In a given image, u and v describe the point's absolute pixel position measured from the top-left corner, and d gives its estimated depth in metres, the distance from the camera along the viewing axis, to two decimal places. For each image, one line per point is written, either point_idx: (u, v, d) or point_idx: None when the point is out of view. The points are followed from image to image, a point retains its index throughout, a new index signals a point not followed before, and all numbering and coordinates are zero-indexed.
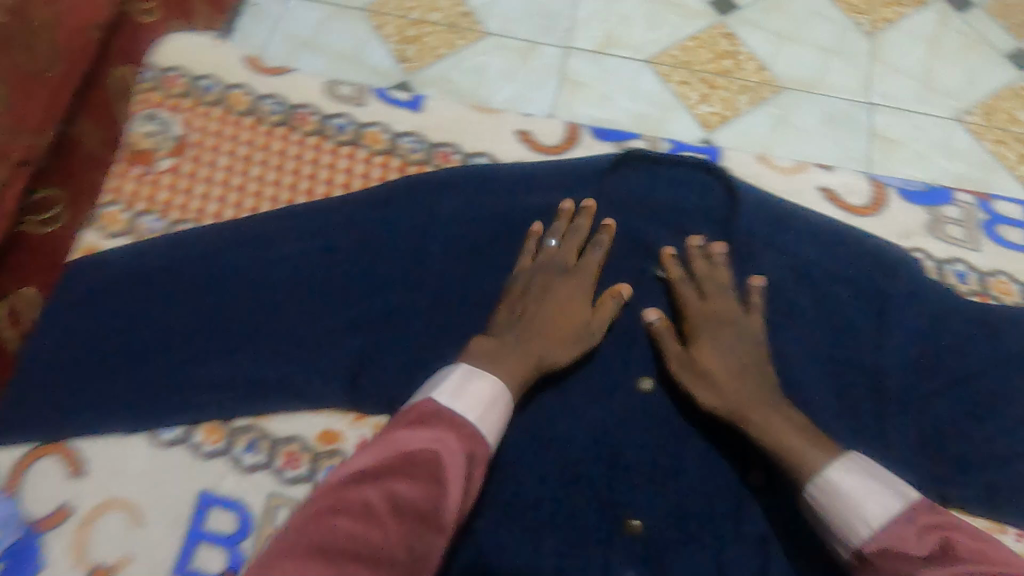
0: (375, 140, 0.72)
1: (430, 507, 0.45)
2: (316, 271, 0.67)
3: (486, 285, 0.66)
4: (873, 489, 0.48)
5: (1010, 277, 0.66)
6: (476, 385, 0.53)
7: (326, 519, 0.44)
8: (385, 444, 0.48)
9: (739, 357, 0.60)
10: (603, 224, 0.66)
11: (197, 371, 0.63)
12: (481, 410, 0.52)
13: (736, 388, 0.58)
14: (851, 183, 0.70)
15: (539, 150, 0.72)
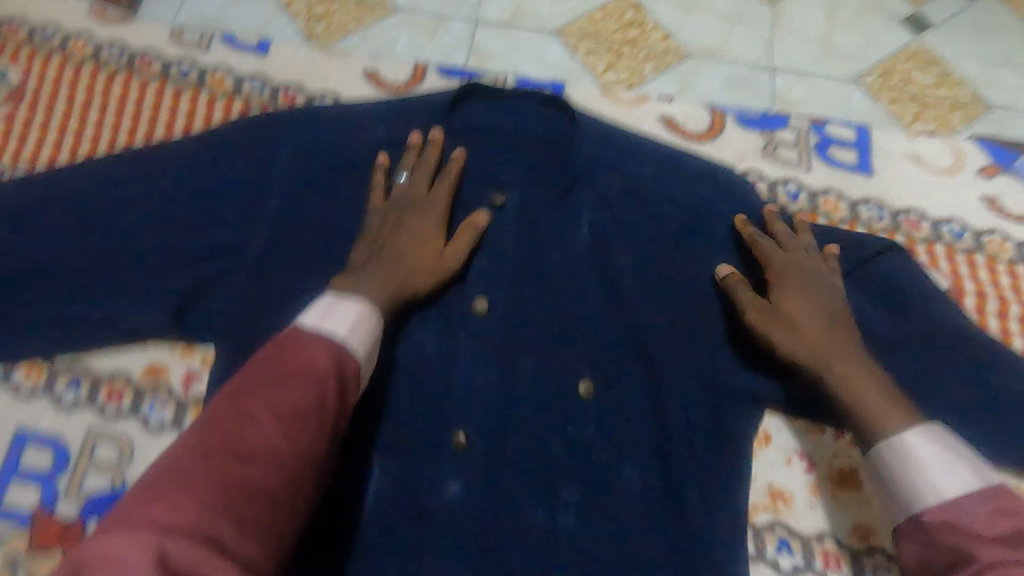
0: (218, 83, 0.72)
1: (313, 407, 0.47)
2: (137, 207, 0.63)
3: (321, 216, 0.64)
4: (948, 465, 0.49)
5: (838, 195, 0.68)
6: (345, 308, 0.53)
7: (211, 442, 0.44)
8: (264, 358, 0.49)
9: (819, 307, 0.59)
10: (453, 156, 0.66)
11: (13, 311, 0.60)
12: (349, 328, 0.52)
13: (815, 334, 0.57)
14: (690, 111, 0.72)
15: (383, 87, 0.72)
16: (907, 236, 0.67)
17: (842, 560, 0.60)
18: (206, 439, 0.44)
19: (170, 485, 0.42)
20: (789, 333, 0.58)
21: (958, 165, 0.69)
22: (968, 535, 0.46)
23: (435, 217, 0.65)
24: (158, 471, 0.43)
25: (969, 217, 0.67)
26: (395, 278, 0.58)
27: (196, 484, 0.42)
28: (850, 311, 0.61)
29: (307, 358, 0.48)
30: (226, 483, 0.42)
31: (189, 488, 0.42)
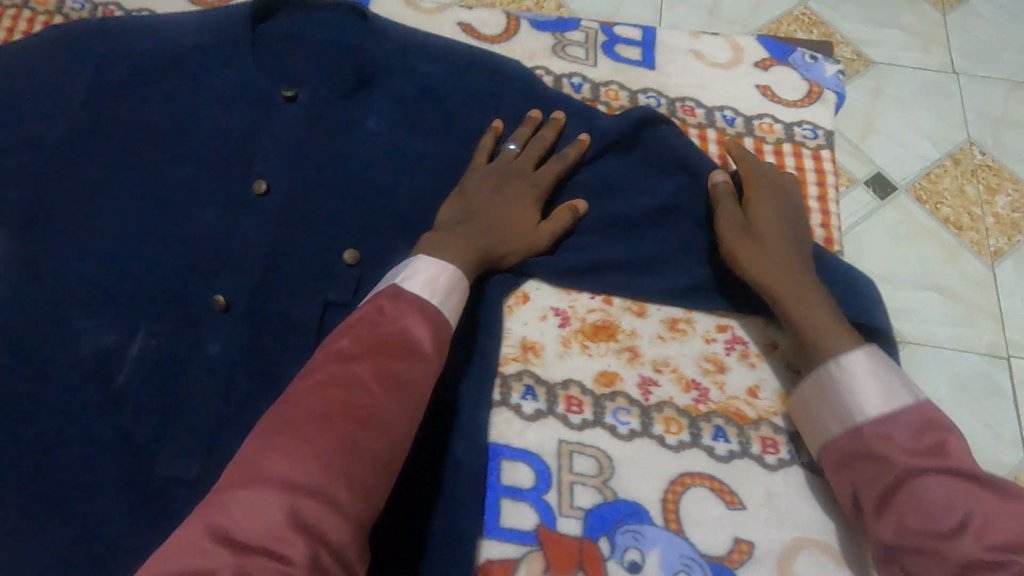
0: (41, 3, 0.76)
1: (414, 372, 0.48)
2: None
3: (114, 110, 0.67)
4: (882, 384, 0.49)
5: (620, 85, 0.71)
6: (417, 267, 0.53)
7: (362, 373, 0.46)
8: (367, 325, 0.49)
9: (796, 229, 0.58)
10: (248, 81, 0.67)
11: None
12: (442, 294, 0.52)
13: (783, 252, 0.56)
14: (486, 17, 0.76)
15: (197, 3, 0.77)
16: (682, 120, 0.69)
17: (586, 405, 0.56)
18: (316, 402, 0.45)
19: (349, 428, 0.44)
20: (753, 243, 0.57)
21: (736, 58, 0.73)
22: (898, 453, 0.46)
23: (224, 109, 0.68)
24: (302, 431, 0.43)
25: (743, 102, 0.70)
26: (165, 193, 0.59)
27: (282, 449, 0.42)
28: (749, 161, 0.62)
29: (412, 318, 0.50)
30: (343, 431, 0.43)
31: (286, 454, 0.42)
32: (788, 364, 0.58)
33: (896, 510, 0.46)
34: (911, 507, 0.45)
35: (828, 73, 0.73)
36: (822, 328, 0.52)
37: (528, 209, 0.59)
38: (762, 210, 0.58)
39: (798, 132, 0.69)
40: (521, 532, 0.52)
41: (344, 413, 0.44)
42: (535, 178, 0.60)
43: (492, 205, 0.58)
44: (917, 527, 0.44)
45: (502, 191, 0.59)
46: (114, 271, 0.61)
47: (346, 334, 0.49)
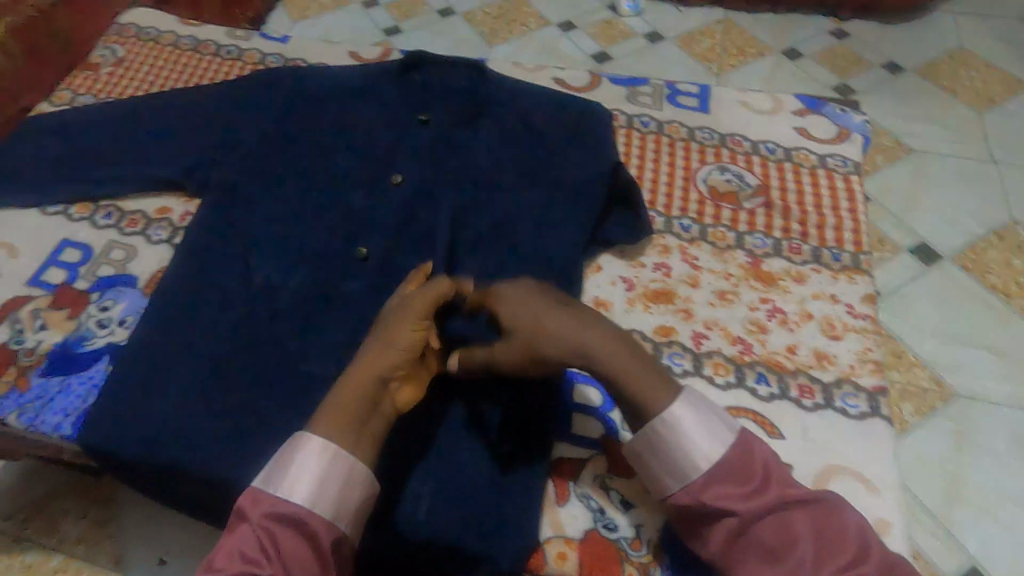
0: (250, 57, 1.05)
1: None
2: (173, 109, 0.90)
3: (291, 119, 0.89)
4: (703, 430, 0.54)
5: (680, 123, 0.90)
6: (302, 458, 0.53)
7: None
8: (231, 538, 0.52)
9: (547, 314, 0.58)
10: (423, 119, 0.89)
11: (79, 164, 0.86)
12: (312, 494, 0.52)
13: (551, 323, 0.58)
14: (575, 75, 0.98)
15: (360, 60, 1.03)
16: (731, 149, 0.86)
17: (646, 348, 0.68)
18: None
19: None
20: (528, 332, 0.58)
21: (777, 107, 0.90)
22: (738, 502, 0.52)
23: (374, 124, 0.89)
24: None
25: (782, 138, 0.87)
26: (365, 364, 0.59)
27: None
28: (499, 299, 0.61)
29: (281, 524, 0.51)
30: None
31: None
32: (822, 330, 0.68)
33: (733, 537, 0.52)
34: (755, 548, 0.51)
35: (855, 121, 0.89)
36: (650, 393, 0.55)
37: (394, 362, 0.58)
38: (540, 315, 0.58)
39: (830, 161, 0.84)
40: (590, 438, 0.65)
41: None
42: (507, 346, 0.59)
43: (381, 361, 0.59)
44: (754, 563, 0.51)
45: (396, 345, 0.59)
46: (285, 229, 0.80)
47: (245, 536, 0.51)
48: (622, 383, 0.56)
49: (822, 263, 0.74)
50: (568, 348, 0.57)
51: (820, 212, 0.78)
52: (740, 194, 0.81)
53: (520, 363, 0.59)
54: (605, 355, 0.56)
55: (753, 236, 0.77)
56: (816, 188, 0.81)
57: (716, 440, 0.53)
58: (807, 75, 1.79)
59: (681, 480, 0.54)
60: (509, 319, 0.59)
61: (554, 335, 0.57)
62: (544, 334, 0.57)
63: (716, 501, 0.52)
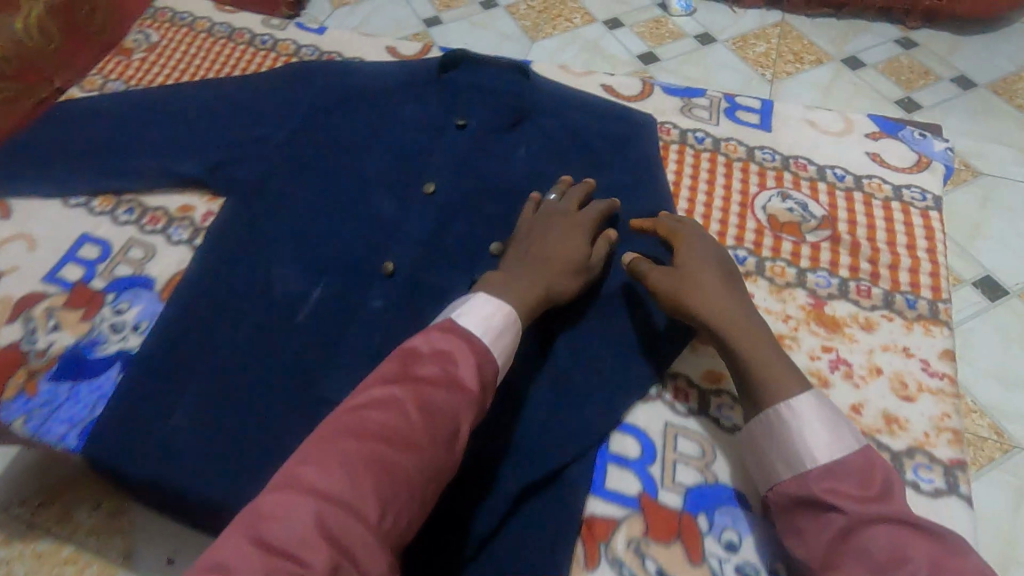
0: (284, 48, 1.00)
1: (436, 418, 0.50)
2: (201, 102, 0.86)
3: (322, 120, 0.84)
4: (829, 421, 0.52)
5: (738, 141, 0.82)
6: (483, 303, 0.57)
7: (396, 397, 0.50)
8: (404, 363, 0.53)
9: (720, 276, 0.62)
10: (459, 123, 0.83)
11: (99, 155, 0.82)
12: (493, 336, 0.56)
13: (711, 284, 0.61)
14: (626, 82, 0.91)
15: (396, 56, 0.98)
16: (794, 174, 0.78)
17: (692, 397, 0.65)
18: (361, 416, 0.50)
19: (372, 459, 0.47)
20: (685, 286, 0.62)
21: (848, 129, 0.82)
22: (848, 501, 0.49)
23: (411, 128, 0.84)
24: (392, 424, 0.49)
25: (853, 165, 0.78)
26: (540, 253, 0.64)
27: (371, 434, 0.48)
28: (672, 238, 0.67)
29: (464, 366, 0.52)
30: (380, 461, 0.47)
31: (379, 438, 0.48)
32: (893, 389, 0.61)
33: (838, 535, 0.48)
34: (857, 556, 0.47)
35: (937, 149, 0.80)
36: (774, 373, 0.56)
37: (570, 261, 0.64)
38: (704, 273, 0.62)
39: (907, 193, 0.75)
40: (626, 495, 0.60)
41: (386, 438, 0.48)
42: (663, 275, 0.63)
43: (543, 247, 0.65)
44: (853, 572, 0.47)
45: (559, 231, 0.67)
46: (309, 237, 0.76)
47: (436, 348, 0.53)
48: (747, 354, 0.57)
49: (894, 310, 0.66)
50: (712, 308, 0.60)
51: (894, 252, 0.70)
52: (803, 226, 0.73)
53: (666, 291, 0.62)
54: (738, 326, 0.59)
55: (816, 274, 0.69)
56: (890, 223, 0.73)
57: (844, 437, 0.51)
58: (869, 86, 1.67)
59: (791, 463, 0.53)
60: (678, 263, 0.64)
61: (711, 298, 0.60)
62: (706, 290, 0.61)
63: (825, 493, 0.50)
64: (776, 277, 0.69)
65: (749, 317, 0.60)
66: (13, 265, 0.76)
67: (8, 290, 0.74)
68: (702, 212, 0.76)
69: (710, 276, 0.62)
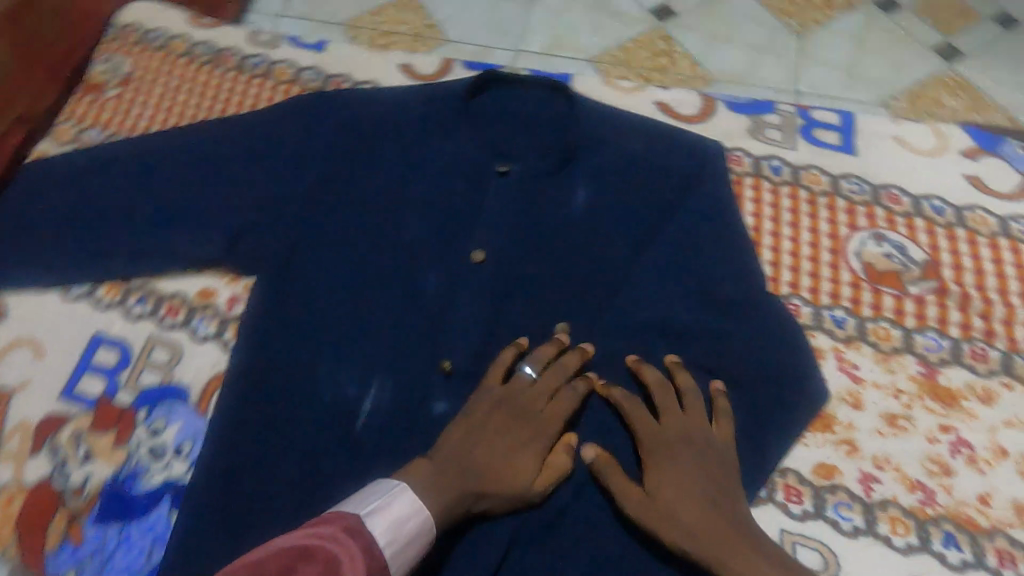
0: (282, 74, 0.87)
1: None
2: (199, 161, 0.74)
3: (349, 179, 0.75)
4: None
5: (821, 170, 0.73)
6: (402, 498, 0.51)
7: (296, 572, 0.42)
8: (317, 536, 0.45)
9: (702, 485, 0.56)
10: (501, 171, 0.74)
11: (89, 237, 0.71)
12: (401, 545, 0.48)
13: (692, 511, 0.55)
14: (683, 98, 0.80)
15: (413, 78, 0.85)
16: (888, 208, 0.70)
17: (806, 496, 0.57)
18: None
19: None
20: (666, 526, 0.55)
21: (941, 147, 0.73)
22: None
23: (450, 180, 0.74)
24: None
25: (952, 192, 0.70)
26: (477, 464, 0.57)
27: None
28: (634, 414, 0.60)
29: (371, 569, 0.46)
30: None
31: None
32: (1020, 473, 0.57)
33: None
34: None
35: None
36: None
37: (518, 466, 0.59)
38: (680, 485, 0.56)
39: (1015, 227, 0.68)
40: None
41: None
42: (644, 498, 0.56)
43: (492, 454, 0.59)
44: None
45: (506, 433, 0.60)
46: (353, 324, 0.68)
47: (359, 541, 0.46)
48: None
49: (1013, 377, 0.60)
50: (693, 528, 0.54)
51: (1007, 302, 0.64)
52: (904, 276, 0.66)
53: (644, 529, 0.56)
54: (720, 542, 0.54)
55: (924, 335, 0.63)
56: (1000, 266, 0.66)
57: None
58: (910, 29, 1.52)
59: None
60: (656, 463, 0.58)
61: (694, 519, 0.55)
62: (687, 523, 0.55)
63: None
64: (882, 341, 0.63)
65: (739, 533, 0.54)
66: (21, 379, 0.67)
67: (23, 413, 0.65)
68: (791, 263, 0.68)
69: (699, 496, 0.56)
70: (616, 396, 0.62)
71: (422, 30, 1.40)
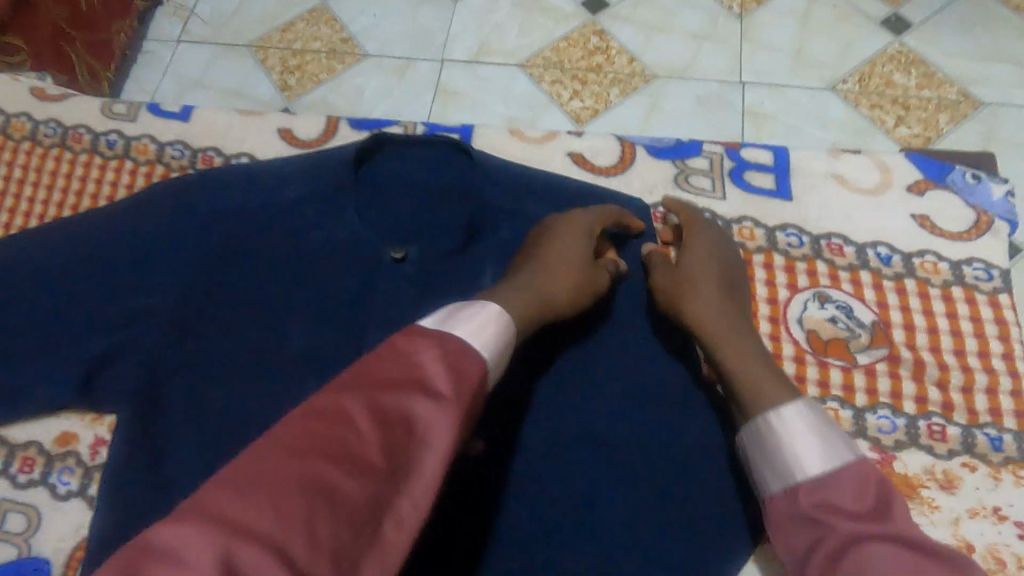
0: (142, 152, 0.75)
1: (395, 468, 0.35)
2: (33, 278, 0.63)
3: (224, 283, 0.65)
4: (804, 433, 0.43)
5: (754, 222, 0.65)
6: (480, 308, 0.44)
7: (351, 408, 0.36)
8: (367, 359, 0.39)
9: (724, 301, 0.55)
10: (395, 258, 0.65)
11: None
12: (487, 333, 0.42)
13: (708, 311, 0.55)
14: (598, 145, 0.71)
15: (294, 144, 0.74)
16: (829, 262, 0.62)
17: None
18: (306, 425, 0.35)
19: (295, 489, 0.33)
20: (685, 293, 0.56)
21: (885, 182, 0.65)
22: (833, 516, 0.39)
23: (340, 272, 0.65)
24: (346, 462, 0.34)
25: (899, 237, 0.63)
26: (535, 287, 0.51)
27: (307, 454, 0.34)
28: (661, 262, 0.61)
29: (431, 351, 0.39)
30: (321, 489, 0.33)
31: (310, 457, 0.34)
32: (990, 573, 0.51)
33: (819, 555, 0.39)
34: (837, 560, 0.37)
35: (995, 195, 0.64)
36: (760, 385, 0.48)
37: (575, 263, 0.55)
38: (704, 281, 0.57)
39: (968, 273, 0.61)
40: None
41: (332, 456, 0.34)
42: (672, 281, 0.58)
43: (546, 265, 0.54)
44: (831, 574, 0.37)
45: (551, 245, 0.56)
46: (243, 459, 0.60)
47: (433, 340, 0.39)
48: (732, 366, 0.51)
49: (976, 456, 0.54)
50: (716, 311, 0.54)
51: (964, 365, 0.57)
52: (851, 343, 0.59)
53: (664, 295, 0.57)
54: (740, 358, 0.51)
55: (877, 413, 0.56)
56: (954, 321, 0.59)
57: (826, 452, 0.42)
58: None
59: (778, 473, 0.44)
60: (680, 295, 0.56)
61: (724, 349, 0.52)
62: (708, 313, 0.54)
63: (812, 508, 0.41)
64: (832, 426, 0.56)
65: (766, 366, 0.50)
66: None
67: None
68: None
69: (721, 296, 0.56)
70: (653, 257, 0.62)
71: (336, 45, 1.14)
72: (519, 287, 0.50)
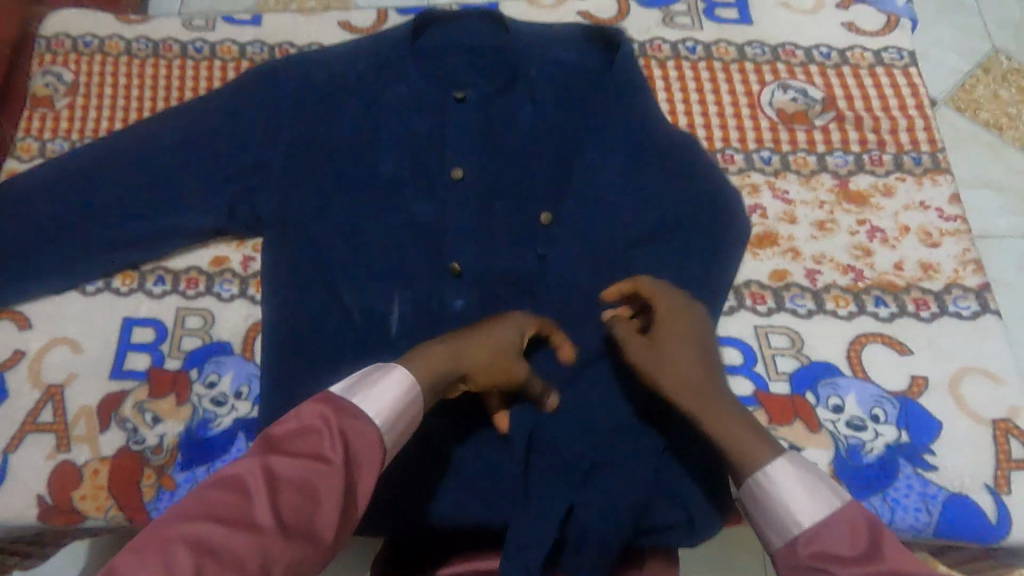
0: (226, 52, 0.90)
1: (286, 520, 0.47)
2: (161, 136, 0.75)
3: (314, 133, 0.76)
4: (796, 492, 0.52)
5: (727, 42, 0.85)
6: (385, 385, 0.54)
7: (249, 476, 0.48)
8: (271, 435, 0.51)
9: (700, 358, 0.59)
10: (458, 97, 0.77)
11: (84, 227, 0.73)
12: (384, 410, 0.53)
13: (691, 372, 0.58)
14: (601, 3, 0.90)
15: (354, 32, 0.92)
16: (786, 63, 0.83)
17: (768, 297, 0.71)
18: (213, 496, 0.47)
19: (197, 543, 0.44)
20: (663, 368, 0.59)
21: (819, 4, 0.86)
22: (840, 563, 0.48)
23: (411, 112, 0.77)
24: (242, 517, 0.46)
25: (834, 39, 0.84)
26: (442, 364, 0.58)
27: (212, 517, 0.46)
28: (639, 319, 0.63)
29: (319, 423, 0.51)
30: (210, 544, 0.44)
31: (217, 521, 0.46)
32: (921, 241, 0.72)
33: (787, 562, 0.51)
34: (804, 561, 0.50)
35: (900, 3, 0.86)
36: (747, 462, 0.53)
37: (498, 351, 0.60)
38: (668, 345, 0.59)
39: (887, 56, 0.82)
40: (745, 397, 0.66)
41: (225, 518, 0.46)
42: (649, 348, 0.60)
43: (468, 352, 0.60)
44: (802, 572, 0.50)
45: (483, 331, 0.61)
46: (358, 258, 0.74)
47: (321, 416, 0.52)
48: (718, 439, 0.56)
49: (905, 170, 0.75)
50: (689, 380, 0.58)
51: (890, 116, 0.79)
52: (810, 112, 0.79)
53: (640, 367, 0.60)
54: (721, 428, 0.56)
55: (834, 155, 0.77)
56: (880, 89, 0.80)
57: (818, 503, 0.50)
58: None
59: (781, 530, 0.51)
60: (656, 366, 0.59)
61: (706, 419, 0.57)
62: (692, 373, 0.58)
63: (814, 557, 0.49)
64: (802, 166, 0.77)
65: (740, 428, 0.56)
66: (67, 374, 0.73)
67: (80, 400, 0.71)
68: (720, 122, 0.80)
69: (702, 364, 0.59)
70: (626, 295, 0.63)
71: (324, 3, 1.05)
72: (426, 358, 0.57)
